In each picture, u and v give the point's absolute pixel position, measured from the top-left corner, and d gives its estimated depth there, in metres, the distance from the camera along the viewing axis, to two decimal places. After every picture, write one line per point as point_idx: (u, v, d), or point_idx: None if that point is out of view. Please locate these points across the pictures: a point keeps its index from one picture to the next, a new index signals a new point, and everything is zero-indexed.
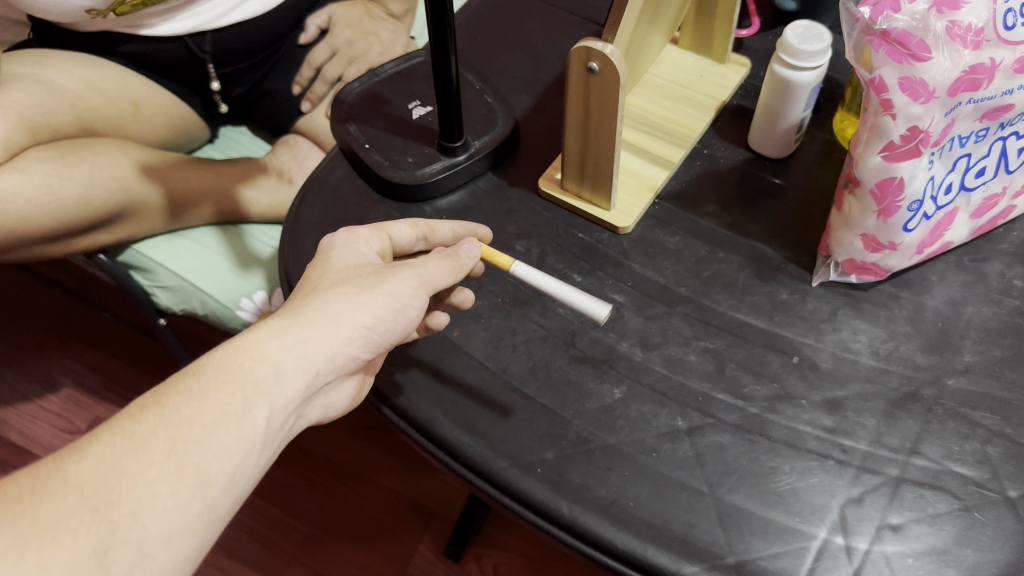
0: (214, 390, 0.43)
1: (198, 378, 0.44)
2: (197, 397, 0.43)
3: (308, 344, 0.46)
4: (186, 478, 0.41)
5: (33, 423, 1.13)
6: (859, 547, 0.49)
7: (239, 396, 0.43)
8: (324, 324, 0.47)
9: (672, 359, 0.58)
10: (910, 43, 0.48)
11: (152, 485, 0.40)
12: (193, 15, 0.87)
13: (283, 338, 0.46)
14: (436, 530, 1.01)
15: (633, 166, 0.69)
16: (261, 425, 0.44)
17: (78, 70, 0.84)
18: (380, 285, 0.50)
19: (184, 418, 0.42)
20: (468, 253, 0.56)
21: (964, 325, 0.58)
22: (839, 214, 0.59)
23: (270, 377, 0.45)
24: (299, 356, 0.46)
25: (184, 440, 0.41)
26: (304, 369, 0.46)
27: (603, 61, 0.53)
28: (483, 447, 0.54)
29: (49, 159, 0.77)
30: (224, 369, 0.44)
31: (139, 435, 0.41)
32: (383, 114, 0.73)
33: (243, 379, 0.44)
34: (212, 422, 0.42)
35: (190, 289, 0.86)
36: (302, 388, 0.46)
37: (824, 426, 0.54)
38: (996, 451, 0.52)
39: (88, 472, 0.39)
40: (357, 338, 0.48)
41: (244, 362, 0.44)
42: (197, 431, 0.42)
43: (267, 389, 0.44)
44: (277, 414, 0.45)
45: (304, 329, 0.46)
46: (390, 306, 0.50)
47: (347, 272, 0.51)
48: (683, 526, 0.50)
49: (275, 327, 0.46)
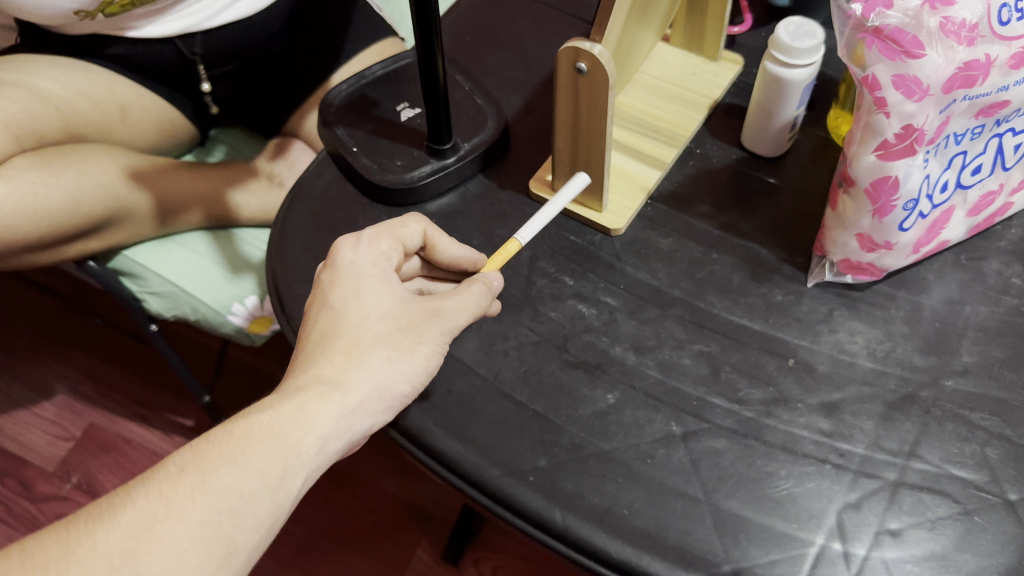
0: (255, 459, 0.43)
1: (239, 445, 0.43)
2: (237, 466, 0.43)
3: (352, 416, 0.46)
4: (216, 549, 0.41)
5: (27, 430, 1.12)
6: (859, 553, 0.48)
7: (280, 466, 0.44)
8: (369, 394, 0.46)
9: (666, 362, 0.57)
10: (903, 40, 0.47)
11: (182, 557, 0.40)
12: (182, 16, 0.85)
13: (331, 411, 0.45)
14: (433, 534, 1.00)
15: (626, 167, 0.68)
16: (295, 493, 0.44)
17: (65, 75, 0.83)
18: (421, 347, 0.48)
19: (222, 487, 0.42)
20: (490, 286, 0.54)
21: (962, 324, 0.57)
22: (834, 213, 0.58)
23: (313, 449, 0.45)
24: (342, 429, 0.46)
25: (220, 510, 0.42)
26: (345, 439, 0.46)
27: (591, 61, 0.52)
28: (475, 456, 0.53)
29: (34, 167, 0.76)
30: (267, 437, 0.44)
31: (173, 503, 0.41)
32: (371, 117, 0.72)
33: (287, 450, 0.44)
34: (251, 493, 0.42)
35: (182, 295, 0.84)
36: (338, 454, 0.47)
37: (821, 429, 0.53)
38: (995, 453, 0.51)
39: (118, 541, 0.40)
40: (395, 404, 0.48)
41: (289, 431, 0.44)
42: (235, 502, 0.42)
43: (309, 462, 0.44)
44: (311, 480, 0.46)
45: (351, 400, 0.46)
46: (428, 368, 0.49)
47: (387, 322, 0.48)
48: (678, 533, 0.49)
49: (322, 395, 0.45)
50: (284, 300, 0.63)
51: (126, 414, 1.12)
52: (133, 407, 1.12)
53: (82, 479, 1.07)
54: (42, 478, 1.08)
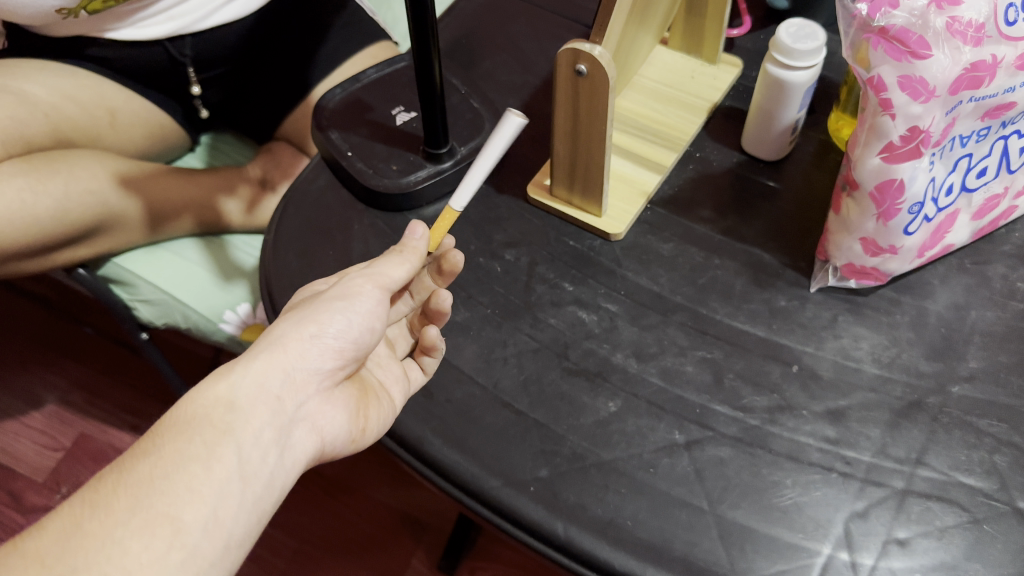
0: (169, 440, 0.41)
1: (152, 436, 0.42)
2: (154, 450, 0.41)
3: (259, 372, 0.45)
4: (159, 530, 0.39)
5: (16, 440, 1.10)
6: (866, 562, 0.47)
7: (198, 438, 0.42)
8: (268, 350, 0.46)
9: (669, 370, 0.56)
10: (909, 40, 0.47)
11: (121, 544, 0.38)
12: (172, 18, 0.85)
13: (232, 373, 0.45)
14: (428, 545, 0.98)
15: (624, 171, 0.67)
16: (230, 461, 0.42)
17: (53, 80, 0.82)
18: (320, 300, 0.49)
19: (143, 473, 0.40)
20: (414, 238, 0.53)
21: (968, 330, 0.57)
22: (837, 217, 0.57)
23: (228, 412, 0.43)
24: (253, 385, 0.45)
25: (148, 493, 0.39)
26: (262, 395, 0.45)
27: (591, 63, 0.51)
28: (474, 466, 0.52)
29: (22, 173, 0.75)
30: (178, 420, 0.42)
31: (97, 499, 0.39)
32: (366, 121, 0.71)
33: (199, 420, 0.42)
34: (175, 469, 0.40)
35: (172, 302, 0.82)
36: (266, 415, 0.44)
37: (827, 437, 0.52)
38: (1004, 460, 0.50)
39: (48, 545, 0.38)
40: (310, 349, 0.47)
41: (195, 405, 0.43)
42: (161, 481, 0.40)
43: (228, 427, 0.43)
44: (249, 447, 0.43)
45: (251, 360, 0.46)
46: (338, 310, 0.49)
47: (293, 306, 0.51)
48: (683, 545, 0.48)
49: (223, 367, 0.45)
50: (278, 306, 0.62)
51: (116, 423, 1.10)
52: (124, 417, 1.11)
53: (71, 489, 1.05)
54: (31, 489, 1.06)
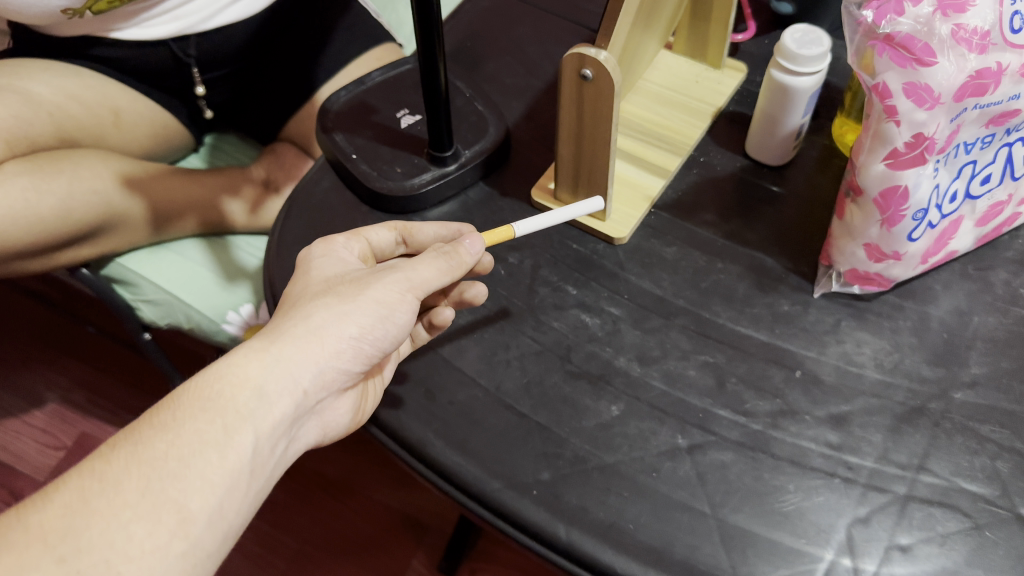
0: (191, 420, 0.41)
1: (172, 411, 0.42)
2: (173, 430, 0.41)
3: (290, 362, 0.45)
4: (166, 517, 0.39)
5: (17, 439, 1.10)
6: (868, 568, 0.47)
7: (219, 423, 0.42)
8: (305, 339, 0.46)
9: (671, 373, 0.56)
10: (914, 47, 0.47)
11: (126, 527, 0.38)
12: (177, 17, 0.85)
13: (263, 358, 0.44)
14: (429, 546, 0.98)
15: (629, 175, 0.67)
16: (245, 452, 0.42)
17: (57, 80, 0.82)
18: (364, 292, 0.48)
19: (159, 453, 0.40)
20: (470, 250, 0.53)
21: (970, 336, 0.57)
22: (840, 223, 0.57)
23: (253, 399, 0.43)
24: (281, 376, 0.44)
25: (160, 476, 0.40)
26: (289, 388, 0.44)
27: (596, 67, 0.52)
28: (476, 468, 0.52)
29: (26, 173, 0.75)
30: (201, 398, 0.42)
31: (108, 475, 0.39)
32: (370, 123, 0.71)
33: (224, 405, 0.42)
34: (191, 454, 0.40)
35: (176, 302, 0.83)
36: (288, 409, 0.44)
37: (829, 442, 0.52)
38: (1006, 466, 0.50)
39: (54, 519, 0.38)
40: (345, 349, 0.47)
41: (221, 387, 0.43)
42: (175, 465, 0.40)
43: (250, 415, 0.43)
44: (264, 440, 0.43)
45: (284, 347, 0.45)
46: (378, 312, 0.48)
47: (328, 282, 0.50)
48: (685, 548, 0.48)
49: (254, 347, 0.45)
50: None
51: (117, 422, 1.10)
52: (125, 416, 1.11)
53: None
54: (31, 488, 1.06)
